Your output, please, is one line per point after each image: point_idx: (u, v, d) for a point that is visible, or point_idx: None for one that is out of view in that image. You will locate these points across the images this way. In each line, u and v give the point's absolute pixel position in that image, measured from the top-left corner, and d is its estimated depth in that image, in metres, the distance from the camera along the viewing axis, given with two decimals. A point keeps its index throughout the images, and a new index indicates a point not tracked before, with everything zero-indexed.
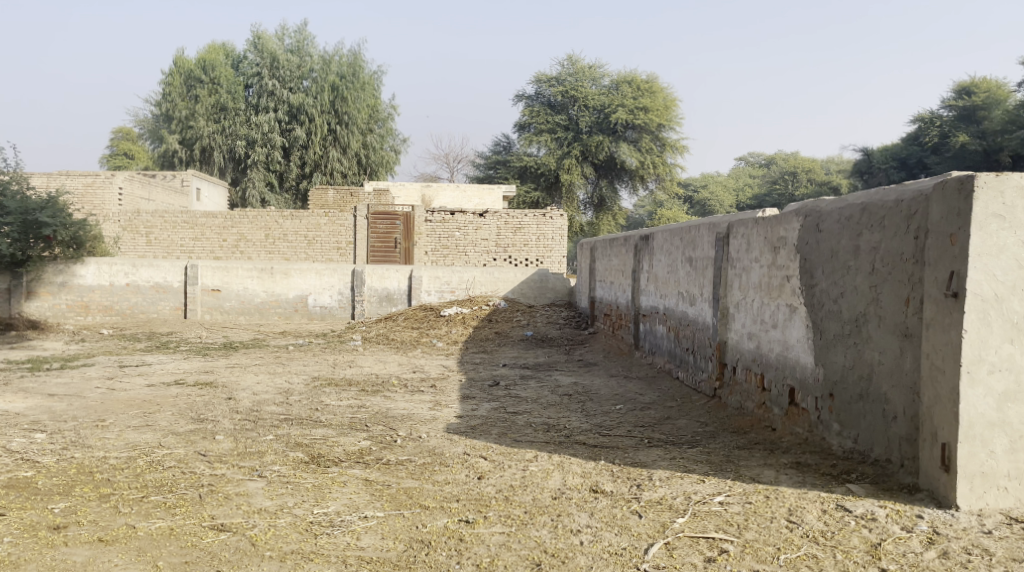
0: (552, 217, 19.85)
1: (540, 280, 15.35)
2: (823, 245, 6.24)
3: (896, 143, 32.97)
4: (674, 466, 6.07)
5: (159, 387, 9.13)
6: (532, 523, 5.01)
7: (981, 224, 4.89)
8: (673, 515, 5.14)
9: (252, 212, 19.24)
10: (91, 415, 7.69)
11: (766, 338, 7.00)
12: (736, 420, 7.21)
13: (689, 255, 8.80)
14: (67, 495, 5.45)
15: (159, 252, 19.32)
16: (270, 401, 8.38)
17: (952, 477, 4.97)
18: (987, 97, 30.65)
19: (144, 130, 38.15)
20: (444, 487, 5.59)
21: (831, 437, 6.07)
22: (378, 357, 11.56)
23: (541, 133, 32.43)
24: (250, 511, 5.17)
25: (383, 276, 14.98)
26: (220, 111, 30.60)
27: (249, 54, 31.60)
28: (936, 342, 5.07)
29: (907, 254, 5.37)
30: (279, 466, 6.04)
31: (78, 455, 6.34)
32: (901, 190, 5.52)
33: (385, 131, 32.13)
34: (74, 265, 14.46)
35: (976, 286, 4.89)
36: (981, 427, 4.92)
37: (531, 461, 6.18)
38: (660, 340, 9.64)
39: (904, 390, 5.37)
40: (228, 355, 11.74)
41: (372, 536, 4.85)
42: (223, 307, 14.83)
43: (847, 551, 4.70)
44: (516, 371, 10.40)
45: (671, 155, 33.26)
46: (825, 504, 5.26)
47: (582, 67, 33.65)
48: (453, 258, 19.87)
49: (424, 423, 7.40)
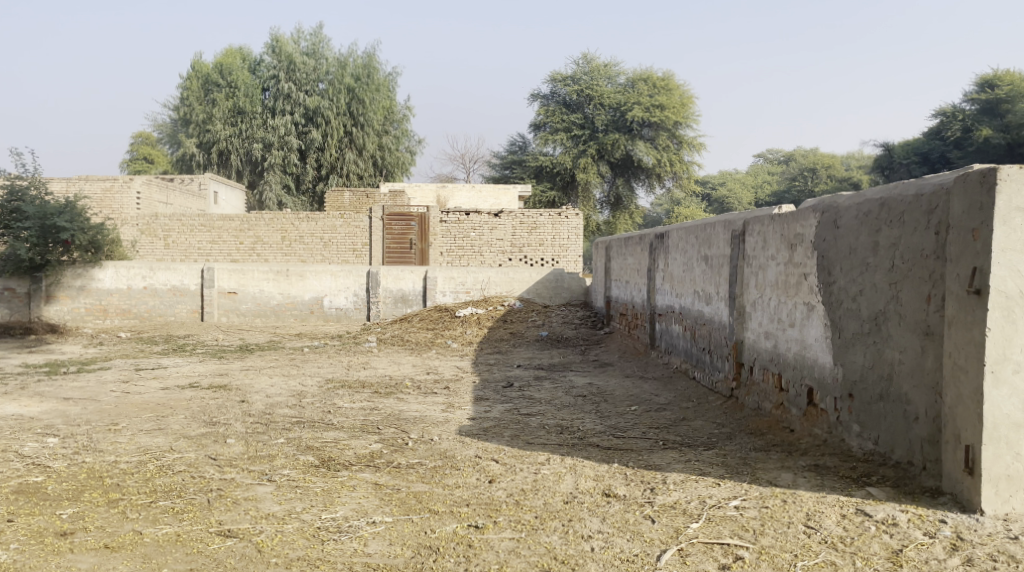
0: (568, 216, 19.74)
1: (555, 279, 15.22)
2: (841, 241, 6.10)
3: (918, 138, 32.55)
4: (689, 469, 5.95)
5: (173, 391, 9.08)
6: (543, 528, 4.91)
7: (1005, 218, 4.74)
8: (687, 520, 5.02)
9: (268, 214, 19.26)
10: (104, 419, 7.64)
11: (784, 337, 6.86)
12: (753, 421, 7.08)
13: (704, 253, 8.67)
14: (75, 501, 5.39)
15: (176, 256, 19.36)
16: (283, 404, 8.31)
17: (977, 480, 4.83)
18: (1011, 90, 30.23)
19: (163, 135, 38.27)
20: (455, 491, 5.49)
21: (851, 439, 5.93)
22: (393, 359, 11.49)
23: (557, 132, 32.26)
24: (258, 516, 5.10)
25: (398, 277, 14.92)
26: (237, 114, 30.55)
27: (266, 57, 31.62)
28: (958, 341, 4.93)
29: (927, 250, 5.24)
30: (289, 470, 5.96)
31: (89, 459, 6.29)
32: (921, 184, 5.38)
33: (401, 132, 32.13)
34: (92, 269, 14.48)
35: (1001, 283, 4.74)
36: (1006, 428, 4.78)
37: (544, 464, 6.08)
38: (676, 340, 9.51)
39: (925, 390, 5.23)
40: (244, 357, 11.69)
41: (380, 542, 4.76)
42: (239, 309, 14.78)
43: (868, 558, 4.57)
44: (530, 371, 10.28)
45: (688, 153, 33.05)
46: (845, 508, 5.12)
47: (597, 65, 33.51)
48: (468, 258, 19.77)
49: (436, 426, 7.31)
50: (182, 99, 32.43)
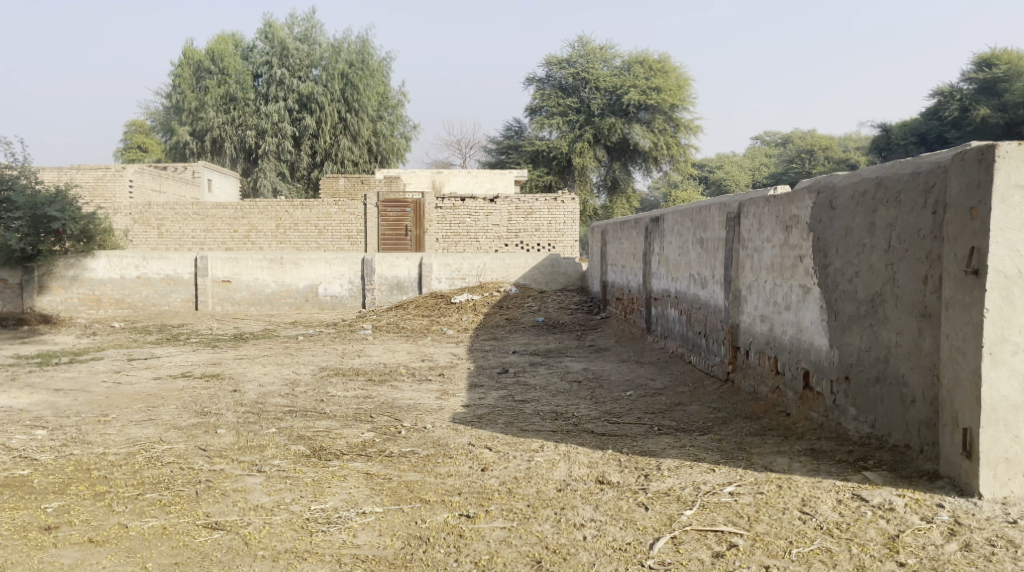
0: (564, 201, 19.62)
1: (551, 265, 15.19)
2: (837, 222, 6.01)
3: (915, 119, 32.34)
4: (684, 455, 5.87)
5: (165, 380, 8.99)
6: (534, 517, 4.84)
7: (1003, 196, 4.65)
8: (681, 507, 4.95)
9: (262, 202, 19.16)
10: (95, 410, 7.56)
11: (780, 320, 6.78)
12: (749, 405, 7.01)
13: (700, 237, 8.57)
14: (61, 494, 5.32)
15: (170, 245, 19.24)
16: (275, 393, 8.22)
17: (975, 464, 4.75)
18: (1009, 69, 30.13)
19: (155, 123, 38.14)
20: (447, 480, 5.42)
21: (847, 422, 5.86)
22: (388, 346, 11.41)
23: (553, 116, 32.13)
24: (246, 508, 5.02)
25: (393, 264, 14.83)
26: (230, 101, 30.40)
27: (258, 43, 31.41)
28: (956, 322, 4.84)
29: (924, 230, 5.15)
30: (279, 461, 5.88)
31: (77, 451, 6.21)
32: (918, 162, 5.28)
33: (396, 118, 31.90)
34: (85, 258, 14.35)
35: (999, 262, 4.66)
36: (1004, 411, 4.71)
37: (537, 451, 6.00)
38: (672, 324, 9.43)
39: (922, 372, 5.15)
40: (238, 346, 11.60)
41: (369, 533, 4.68)
42: (234, 298, 14.70)
43: (864, 544, 4.50)
44: (526, 358, 10.20)
45: (685, 136, 32.87)
46: (841, 493, 5.05)
47: (592, 48, 33.35)
48: (464, 244, 19.65)
49: (430, 414, 7.23)
50: (175, 87, 32.20)
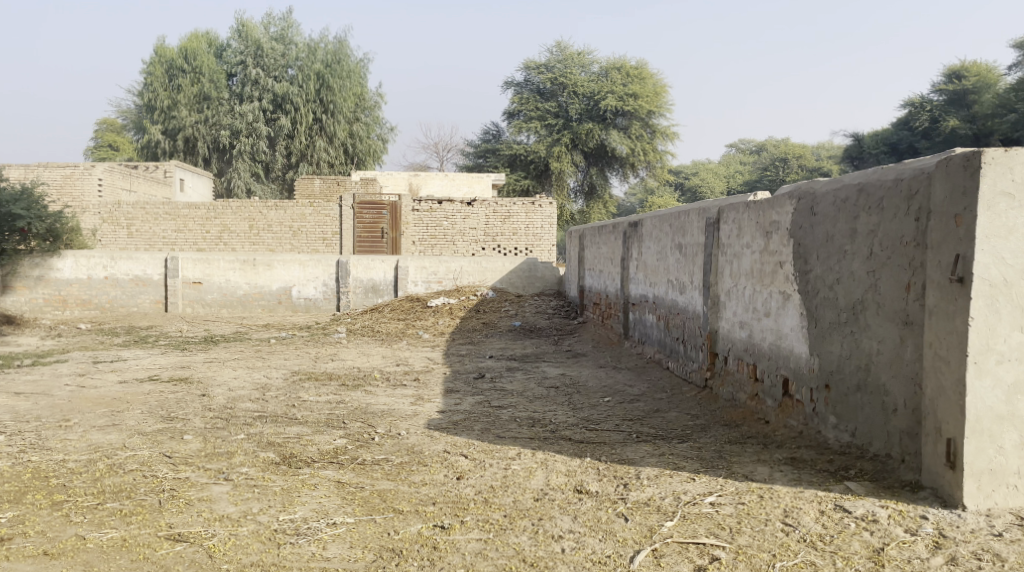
0: (541, 205, 19.47)
1: (528, 269, 15.08)
2: (817, 229, 5.91)
3: (886, 129, 32.57)
4: (663, 463, 5.73)
5: (132, 384, 8.74)
6: (511, 529, 4.68)
7: (989, 203, 4.56)
8: (661, 518, 4.81)
9: (235, 202, 18.87)
10: (56, 415, 7.31)
11: (758, 327, 6.67)
12: (727, 412, 6.91)
13: (678, 242, 8.47)
14: (16, 504, 5.08)
15: (140, 245, 18.93)
16: (245, 398, 8.00)
17: (959, 475, 4.65)
18: (978, 81, 30.71)
19: (128, 122, 37.71)
20: (421, 489, 5.25)
21: (827, 431, 5.76)
22: (362, 350, 11.21)
23: (531, 120, 32.14)
24: (211, 519, 4.82)
25: (368, 267, 14.63)
26: (203, 100, 30.11)
27: (232, 42, 31.08)
28: (941, 330, 4.74)
29: (907, 237, 5.05)
30: (247, 468, 5.69)
31: (35, 458, 5.97)
32: (900, 169, 5.19)
33: (372, 120, 31.60)
34: (51, 257, 14.02)
35: (984, 270, 4.56)
36: (989, 421, 4.61)
37: (513, 459, 5.85)
38: (650, 329, 9.32)
39: (904, 380, 5.06)
40: (207, 349, 11.36)
41: (339, 545, 4.51)
42: (204, 300, 14.42)
43: (848, 558, 4.37)
44: (503, 362, 10.03)
45: (662, 142, 32.77)
46: (823, 504, 4.94)
47: (570, 53, 33.36)
48: (441, 248, 19.46)
49: (404, 419, 7.05)
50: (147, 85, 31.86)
